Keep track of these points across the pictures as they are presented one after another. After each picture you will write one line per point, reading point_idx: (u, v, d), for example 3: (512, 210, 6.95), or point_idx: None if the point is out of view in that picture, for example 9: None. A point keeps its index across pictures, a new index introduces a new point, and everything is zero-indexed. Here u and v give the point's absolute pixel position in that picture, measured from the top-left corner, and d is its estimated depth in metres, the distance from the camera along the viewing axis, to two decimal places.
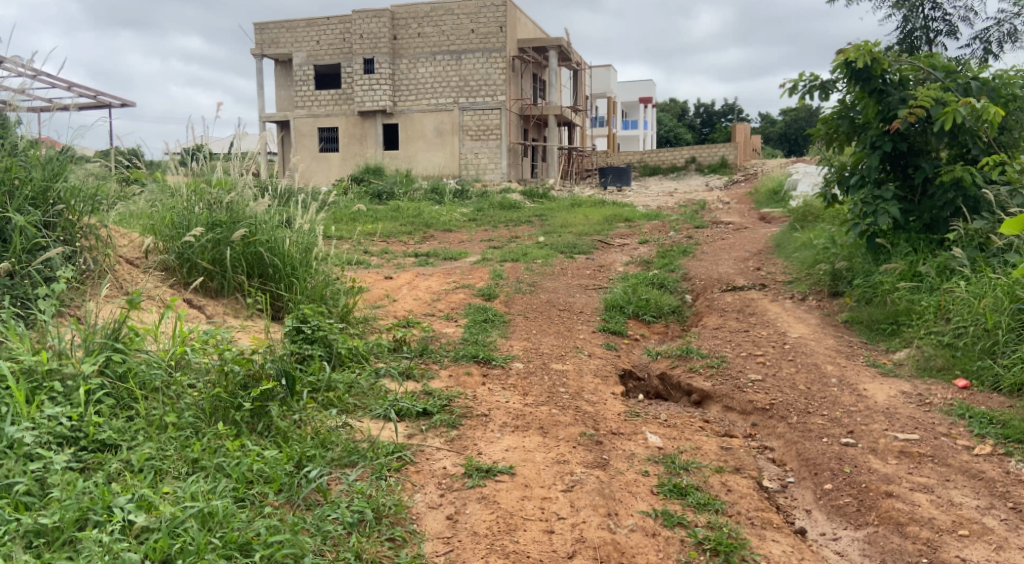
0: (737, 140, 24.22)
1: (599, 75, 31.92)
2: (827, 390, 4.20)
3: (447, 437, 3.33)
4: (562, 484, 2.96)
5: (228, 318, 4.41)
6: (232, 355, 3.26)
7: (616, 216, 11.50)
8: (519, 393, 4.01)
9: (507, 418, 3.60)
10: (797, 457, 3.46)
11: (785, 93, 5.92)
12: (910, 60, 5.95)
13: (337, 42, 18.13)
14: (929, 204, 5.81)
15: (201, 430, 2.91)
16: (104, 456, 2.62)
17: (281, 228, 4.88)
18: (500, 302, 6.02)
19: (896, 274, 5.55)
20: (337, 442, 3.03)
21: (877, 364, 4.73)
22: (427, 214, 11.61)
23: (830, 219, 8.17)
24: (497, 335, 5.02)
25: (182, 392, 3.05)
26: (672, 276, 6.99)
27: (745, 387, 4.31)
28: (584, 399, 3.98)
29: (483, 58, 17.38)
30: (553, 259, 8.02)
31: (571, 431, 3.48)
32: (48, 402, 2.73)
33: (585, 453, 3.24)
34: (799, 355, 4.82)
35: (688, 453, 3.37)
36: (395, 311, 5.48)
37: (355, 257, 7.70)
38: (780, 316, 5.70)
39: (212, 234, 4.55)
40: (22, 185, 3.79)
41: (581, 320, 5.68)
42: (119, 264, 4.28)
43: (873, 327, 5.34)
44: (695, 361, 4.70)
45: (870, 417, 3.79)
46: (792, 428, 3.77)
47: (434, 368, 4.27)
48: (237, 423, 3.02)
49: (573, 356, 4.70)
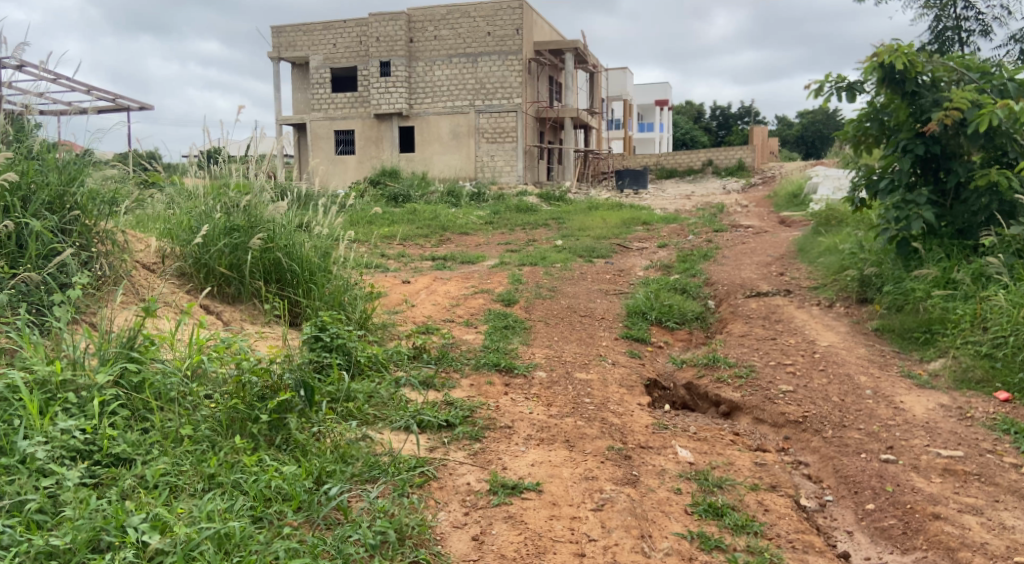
0: (755, 143, 23.98)
1: (615, 77, 31.76)
2: (862, 403, 4.05)
3: (471, 450, 3.22)
4: (592, 503, 2.84)
5: (245, 325, 4.32)
6: (250, 365, 3.16)
7: (634, 219, 11.37)
8: (543, 403, 3.89)
9: (531, 430, 3.48)
10: (834, 474, 3.33)
11: (812, 95, 5.79)
12: (943, 61, 5.81)
13: (354, 45, 18.10)
14: (962, 210, 5.65)
15: (218, 444, 2.81)
16: (118, 471, 2.53)
17: (299, 232, 4.79)
18: (520, 308, 5.90)
19: (929, 281, 5.39)
20: (357, 456, 2.93)
21: (912, 375, 4.57)
22: (443, 217, 11.52)
23: (856, 224, 7.99)
24: (519, 342, 4.90)
25: (198, 403, 2.95)
26: (694, 281, 6.85)
27: (776, 398, 4.16)
28: (610, 410, 3.85)
29: (500, 61, 17.29)
30: (573, 264, 7.89)
31: (598, 445, 3.35)
32: (61, 414, 2.64)
33: (614, 468, 3.12)
34: (830, 364, 4.67)
35: (721, 469, 3.24)
36: (414, 317, 5.37)
37: (372, 261, 7.61)
38: (808, 324, 5.55)
39: (229, 239, 4.47)
40: (39, 190, 3.72)
41: (603, 327, 5.55)
42: (135, 270, 4.20)
43: (905, 336, 5.19)
44: (722, 370, 4.55)
45: (910, 432, 3.65)
46: (828, 443, 3.63)
47: (455, 377, 4.16)
48: (255, 436, 2.92)
49: (597, 365, 4.57)
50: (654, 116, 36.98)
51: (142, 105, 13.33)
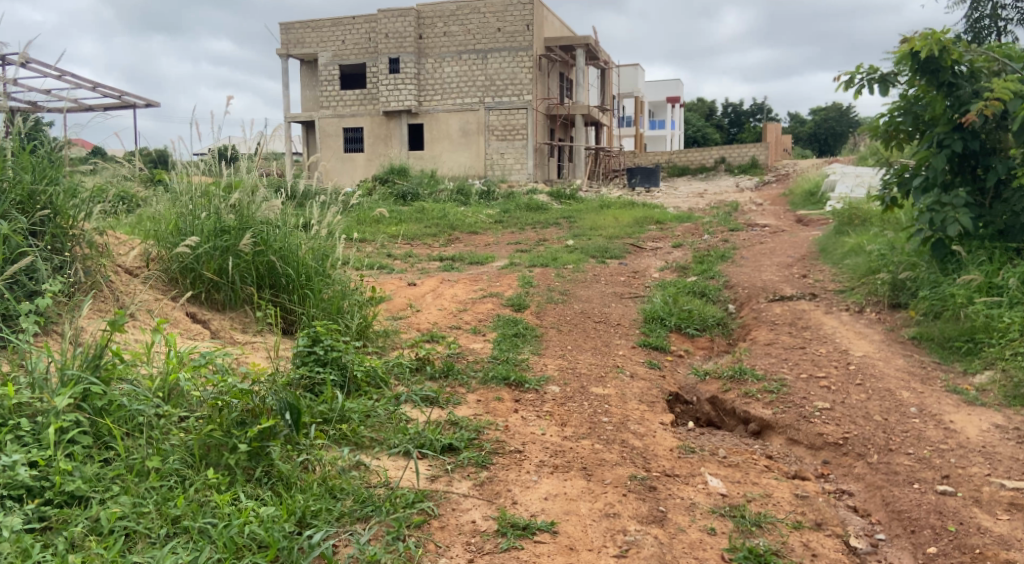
0: (767, 140, 23.52)
1: (626, 74, 31.38)
2: (908, 423, 3.68)
3: (477, 480, 2.87)
4: (614, 548, 2.51)
5: (236, 335, 3.99)
6: (229, 385, 2.78)
7: (647, 218, 11.01)
8: (557, 423, 3.53)
9: (544, 455, 3.13)
10: (884, 508, 3.01)
11: (841, 88, 5.43)
12: (983, 50, 5.42)
13: (362, 41, 17.78)
14: (1003, 209, 5.28)
15: (189, 479, 2.46)
16: (70, 513, 2.22)
17: (296, 233, 4.45)
18: (531, 313, 5.53)
19: (972, 286, 5.01)
20: (348, 490, 2.60)
21: (959, 391, 4.21)
22: (452, 216, 11.16)
23: (883, 224, 7.59)
24: (530, 352, 4.55)
25: (171, 430, 2.60)
26: (713, 284, 6.47)
27: (813, 416, 3.80)
28: (630, 431, 3.49)
29: (510, 57, 16.89)
30: (585, 265, 7.53)
31: (619, 473, 3.00)
32: (9, 445, 2.31)
33: (638, 503, 2.77)
34: (867, 378, 4.30)
35: (759, 503, 2.89)
36: (418, 323, 5.02)
37: (376, 263, 7.29)
38: (838, 331, 5.17)
39: (218, 241, 4.13)
40: (10, 188, 3.39)
41: (620, 334, 5.19)
42: (116, 274, 3.88)
43: (946, 346, 4.82)
44: (750, 384, 4.18)
45: (966, 458, 3.30)
46: (874, 470, 3.31)
47: (460, 392, 3.81)
48: (231, 467, 2.55)
49: (614, 378, 4.20)
50: (666, 113, 36.58)
51: (148, 102, 13.22)
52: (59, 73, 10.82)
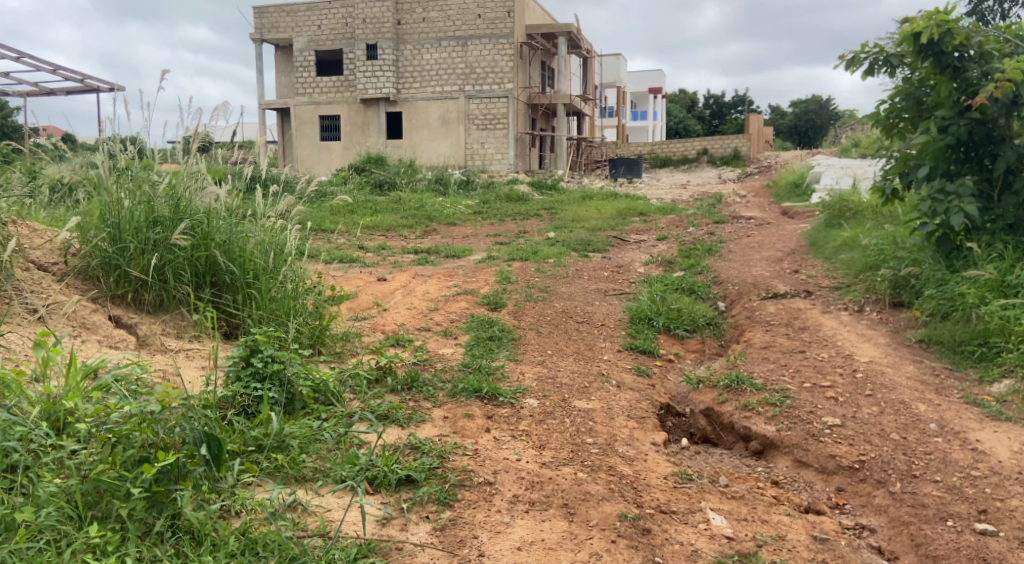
0: (750, 133, 23.12)
1: (608, 64, 30.95)
2: (931, 442, 3.25)
3: (437, 523, 2.41)
4: None
5: (167, 340, 3.48)
6: (133, 413, 2.27)
7: (631, 209, 10.55)
8: (533, 445, 3.07)
9: (519, 488, 2.66)
10: (914, 550, 2.65)
11: (846, 68, 5.00)
12: (994, 31, 4.96)
13: (338, 26, 17.15)
14: (1013, 201, 4.84)
15: (68, 538, 1.98)
16: None
17: (241, 224, 3.93)
18: (507, 313, 5.05)
19: (984, 284, 4.60)
20: (275, 546, 2.14)
21: (980, 404, 3.78)
22: (429, 206, 10.64)
23: (881, 218, 7.17)
24: (505, 358, 4.07)
25: (52, 471, 2.11)
26: (702, 280, 6.01)
27: (822, 435, 3.35)
28: (618, 454, 3.03)
29: (490, 44, 16.36)
30: (566, 258, 7.07)
31: (607, 511, 2.54)
32: None
33: (630, 553, 2.35)
34: (878, 387, 3.85)
35: (771, 548, 2.48)
36: (382, 325, 4.52)
37: (342, 258, 6.76)
38: (839, 333, 4.74)
39: (148, 234, 3.60)
40: None
41: (604, 335, 4.73)
42: (27, 272, 3.36)
43: (957, 351, 4.39)
44: (750, 396, 3.72)
45: (1003, 487, 2.89)
46: (898, 501, 2.89)
47: (424, 408, 3.33)
48: (123, 521, 2.06)
49: (599, 388, 3.74)
50: (648, 104, 36.17)
51: (111, 85, 12.58)
52: (18, 55, 10.20)
